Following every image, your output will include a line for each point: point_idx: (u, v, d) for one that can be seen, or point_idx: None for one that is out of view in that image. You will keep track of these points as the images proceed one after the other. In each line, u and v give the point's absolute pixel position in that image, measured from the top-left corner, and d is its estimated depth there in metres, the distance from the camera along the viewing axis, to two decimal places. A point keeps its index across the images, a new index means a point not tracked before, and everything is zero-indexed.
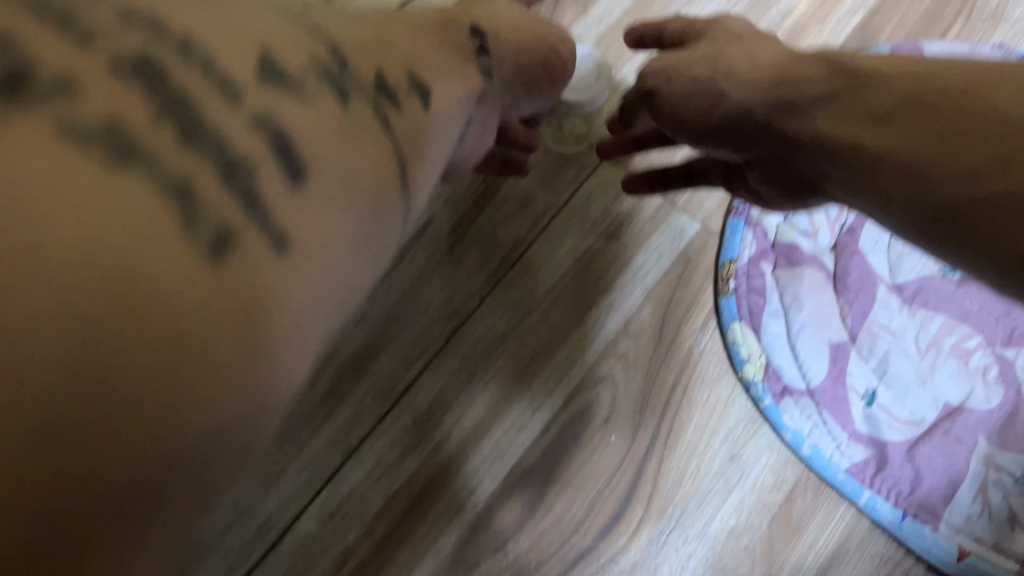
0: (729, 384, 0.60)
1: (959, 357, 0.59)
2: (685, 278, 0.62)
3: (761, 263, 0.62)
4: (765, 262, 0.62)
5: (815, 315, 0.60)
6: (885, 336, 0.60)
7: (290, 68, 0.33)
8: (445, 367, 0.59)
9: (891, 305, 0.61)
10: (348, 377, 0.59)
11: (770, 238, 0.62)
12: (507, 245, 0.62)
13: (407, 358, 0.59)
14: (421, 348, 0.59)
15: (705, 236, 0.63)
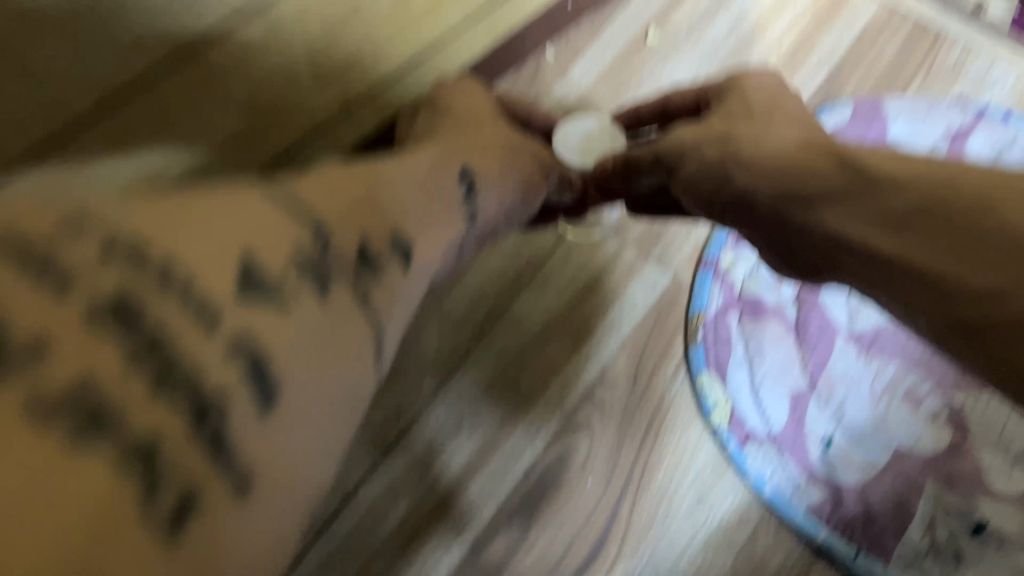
0: (698, 430, 0.64)
1: (911, 403, 0.64)
2: (658, 328, 0.67)
3: (728, 315, 0.66)
4: (731, 314, 0.67)
5: (776, 363, 0.65)
6: (840, 382, 0.65)
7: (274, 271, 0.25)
8: (436, 414, 0.65)
9: (846, 352, 0.66)
10: None
11: (737, 291, 0.67)
12: (494, 299, 0.68)
13: (402, 405, 0.65)
14: (415, 395, 0.65)
15: (676, 288, 0.68)
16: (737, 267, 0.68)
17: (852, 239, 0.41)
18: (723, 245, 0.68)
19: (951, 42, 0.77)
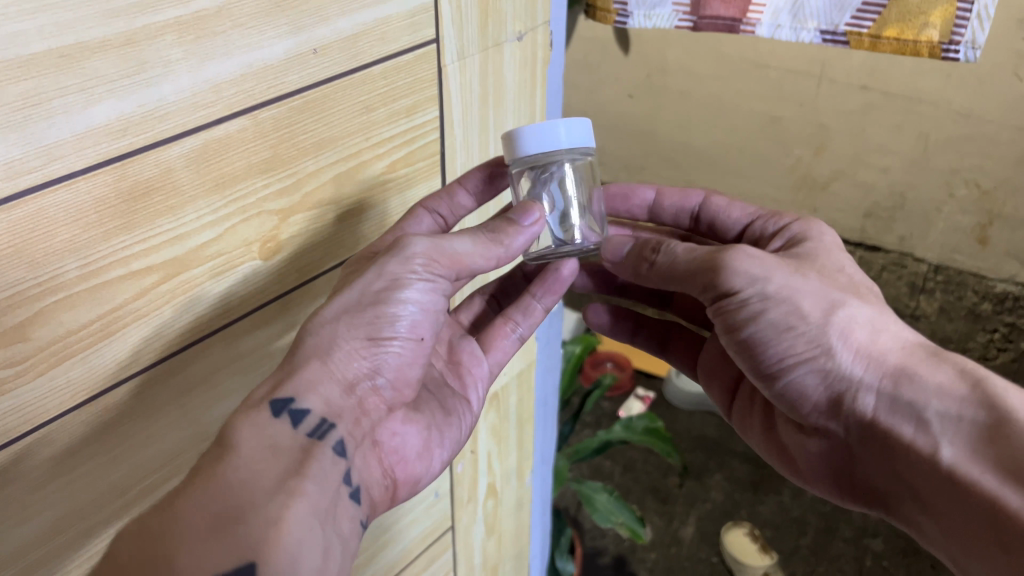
0: (826, 482, 0.67)
1: (914, 531, 0.58)
2: (749, 351, 0.63)
3: (794, 383, 0.62)
4: (784, 381, 0.63)
5: (851, 468, 0.63)
6: (900, 517, 0.59)
7: (35, 499, 0.45)
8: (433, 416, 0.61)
9: (903, 515, 0.59)
10: (404, 467, 0.58)
11: (785, 360, 0.61)
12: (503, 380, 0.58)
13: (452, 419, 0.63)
14: (461, 425, 0.64)
15: (725, 324, 0.62)
16: (808, 367, 0.60)
17: (917, 527, 0.57)
18: (764, 328, 0.60)
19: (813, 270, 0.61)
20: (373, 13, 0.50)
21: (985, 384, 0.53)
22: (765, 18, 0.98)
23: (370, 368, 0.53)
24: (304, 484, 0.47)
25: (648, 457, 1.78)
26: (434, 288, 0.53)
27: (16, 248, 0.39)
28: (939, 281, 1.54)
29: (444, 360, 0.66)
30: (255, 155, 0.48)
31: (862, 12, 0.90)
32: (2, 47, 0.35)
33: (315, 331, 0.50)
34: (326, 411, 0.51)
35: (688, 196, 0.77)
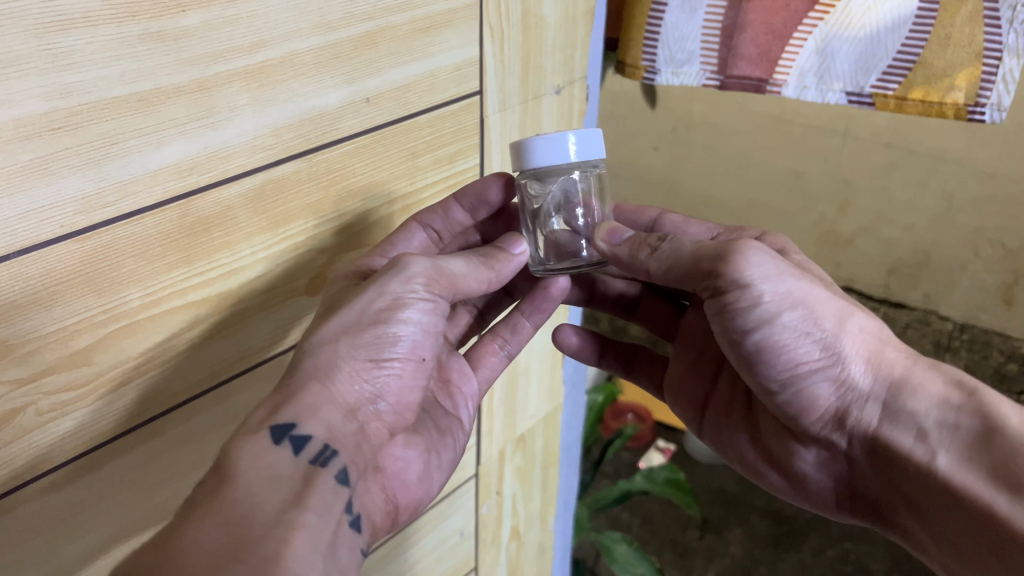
0: (810, 494, 0.65)
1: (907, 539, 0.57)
2: (747, 359, 0.58)
3: (792, 394, 0.58)
4: (782, 392, 0.58)
5: (841, 479, 0.61)
6: (892, 525, 0.58)
7: (82, 516, 0.47)
8: (430, 444, 0.60)
9: (896, 523, 0.58)
10: (403, 495, 0.57)
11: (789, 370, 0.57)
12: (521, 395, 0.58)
13: (447, 443, 0.62)
14: (455, 447, 0.63)
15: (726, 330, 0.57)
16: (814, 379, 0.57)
17: (913, 537, 0.56)
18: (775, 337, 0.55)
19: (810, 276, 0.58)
20: (423, 66, 0.53)
21: (980, 394, 0.53)
22: (792, 78, 0.85)
23: (370, 390, 0.51)
24: (305, 516, 0.43)
25: (666, 509, 1.77)
26: (434, 309, 0.53)
27: (87, 277, 0.41)
28: (965, 339, 1.52)
29: (436, 379, 0.64)
30: (307, 196, 0.50)
31: (889, 71, 0.78)
32: (87, 90, 0.38)
33: (313, 356, 0.49)
34: (328, 436, 0.48)
35: (643, 209, 0.72)
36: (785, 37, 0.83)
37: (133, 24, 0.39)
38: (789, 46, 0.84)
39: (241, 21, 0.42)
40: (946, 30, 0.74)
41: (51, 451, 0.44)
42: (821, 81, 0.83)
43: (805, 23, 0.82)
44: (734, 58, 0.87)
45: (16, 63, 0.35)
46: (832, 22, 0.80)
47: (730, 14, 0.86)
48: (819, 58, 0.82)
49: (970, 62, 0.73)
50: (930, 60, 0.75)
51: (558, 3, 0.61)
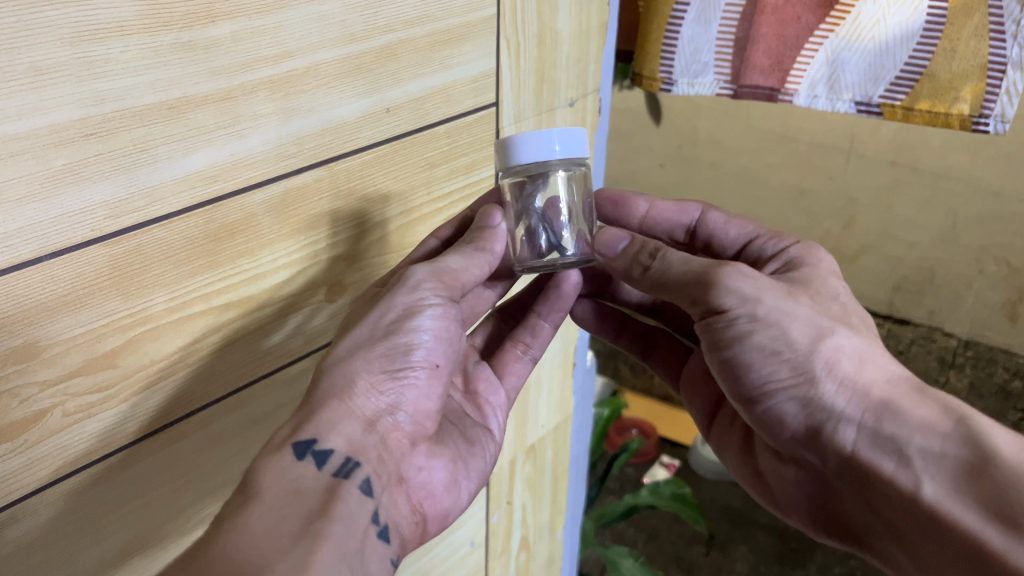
0: (813, 513, 0.64)
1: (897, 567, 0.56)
2: (731, 372, 0.60)
3: (776, 409, 0.59)
4: (767, 407, 0.59)
5: (839, 499, 0.61)
6: (885, 552, 0.57)
7: (103, 518, 0.48)
8: (457, 453, 0.60)
9: (888, 551, 0.56)
10: (432, 507, 0.57)
11: (769, 385, 0.58)
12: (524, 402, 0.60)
13: (475, 451, 0.62)
14: (484, 457, 0.63)
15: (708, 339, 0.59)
16: (795, 397, 0.57)
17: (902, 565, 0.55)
18: (751, 351, 0.57)
19: (801, 294, 0.57)
20: (441, 78, 0.55)
21: (969, 421, 0.51)
22: (803, 87, 0.85)
23: (387, 403, 0.51)
24: (331, 526, 0.44)
25: (672, 523, 1.76)
26: (443, 312, 0.53)
27: (114, 280, 0.42)
28: (969, 356, 1.50)
29: (461, 392, 0.65)
30: (327, 204, 0.51)
31: (897, 82, 0.79)
32: (119, 98, 0.39)
33: (331, 371, 0.49)
34: (350, 449, 0.49)
35: (685, 208, 0.70)
36: (797, 48, 0.84)
37: (165, 33, 0.40)
38: (801, 56, 0.84)
39: (268, 31, 0.44)
40: (952, 44, 0.75)
41: (77, 452, 0.44)
42: (830, 91, 0.84)
43: (817, 34, 0.83)
44: (746, 68, 0.87)
45: (53, 70, 0.36)
46: (842, 34, 0.81)
47: (742, 25, 0.87)
48: (829, 69, 0.83)
49: (975, 74, 0.74)
50: (936, 73, 0.76)
51: (572, 17, 0.62)
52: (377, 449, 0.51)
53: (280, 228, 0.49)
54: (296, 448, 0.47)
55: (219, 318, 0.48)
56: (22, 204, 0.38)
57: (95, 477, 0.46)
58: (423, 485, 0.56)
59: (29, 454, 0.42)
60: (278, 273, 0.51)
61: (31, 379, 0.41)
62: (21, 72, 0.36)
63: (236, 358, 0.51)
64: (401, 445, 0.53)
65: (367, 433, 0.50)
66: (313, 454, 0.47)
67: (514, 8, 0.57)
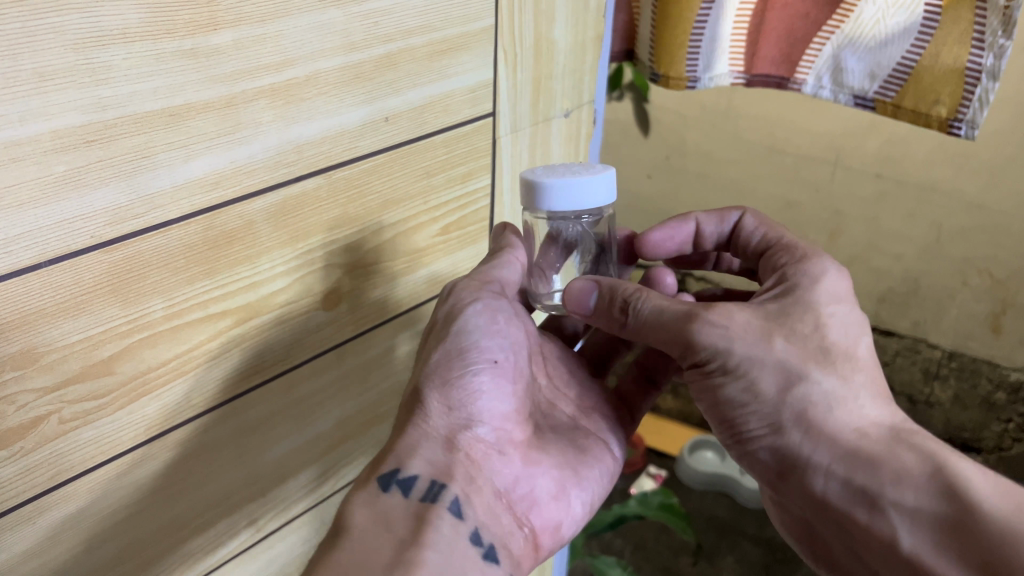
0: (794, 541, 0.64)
1: None
2: (711, 413, 0.60)
3: (751, 452, 0.59)
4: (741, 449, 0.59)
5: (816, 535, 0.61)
6: None
7: (98, 527, 0.47)
8: (558, 463, 0.59)
9: None
10: (545, 518, 0.56)
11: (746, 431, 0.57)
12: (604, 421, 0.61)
13: (586, 460, 0.61)
14: (601, 467, 0.62)
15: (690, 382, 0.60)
16: (765, 443, 0.57)
17: None
18: (731, 397, 0.56)
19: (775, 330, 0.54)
20: (439, 88, 0.55)
21: (943, 470, 0.50)
22: (811, 77, 0.86)
23: (464, 415, 0.52)
24: (423, 553, 0.45)
25: (660, 533, 1.74)
26: (493, 308, 0.54)
27: (113, 287, 0.42)
28: (952, 367, 1.52)
29: (576, 407, 0.66)
30: (326, 213, 0.52)
31: (889, 79, 0.80)
32: (122, 104, 0.39)
33: (404, 407, 0.52)
34: (434, 472, 0.50)
35: (724, 215, 0.69)
36: (805, 42, 0.85)
37: (168, 41, 0.40)
38: (809, 49, 0.85)
39: (269, 39, 0.44)
40: (936, 50, 0.75)
41: (75, 459, 0.44)
42: (835, 82, 0.85)
43: (824, 29, 0.83)
44: (756, 59, 0.88)
45: (55, 77, 0.36)
46: (846, 30, 0.81)
47: (756, 21, 0.86)
48: (834, 62, 0.84)
49: (952, 81, 0.75)
50: (922, 75, 0.77)
51: (569, 29, 0.63)
52: (465, 466, 0.51)
53: (278, 235, 0.49)
54: (380, 483, 0.48)
55: (215, 326, 0.48)
56: (21, 209, 0.37)
57: (91, 486, 0.46)
58: (528, 498, 0.55)
59: (23, 462, 0.42)
60: (275, 281, 0.51)
61: (27, 386, 0.41)
62: (23, 78, 0.35)
63: (233, 364, 0.50)
64: (494, 459, 0.53)
65: (449, 452, 0.51)
66: (400, 481, 0.49)
67: (512, 20, 0.58)
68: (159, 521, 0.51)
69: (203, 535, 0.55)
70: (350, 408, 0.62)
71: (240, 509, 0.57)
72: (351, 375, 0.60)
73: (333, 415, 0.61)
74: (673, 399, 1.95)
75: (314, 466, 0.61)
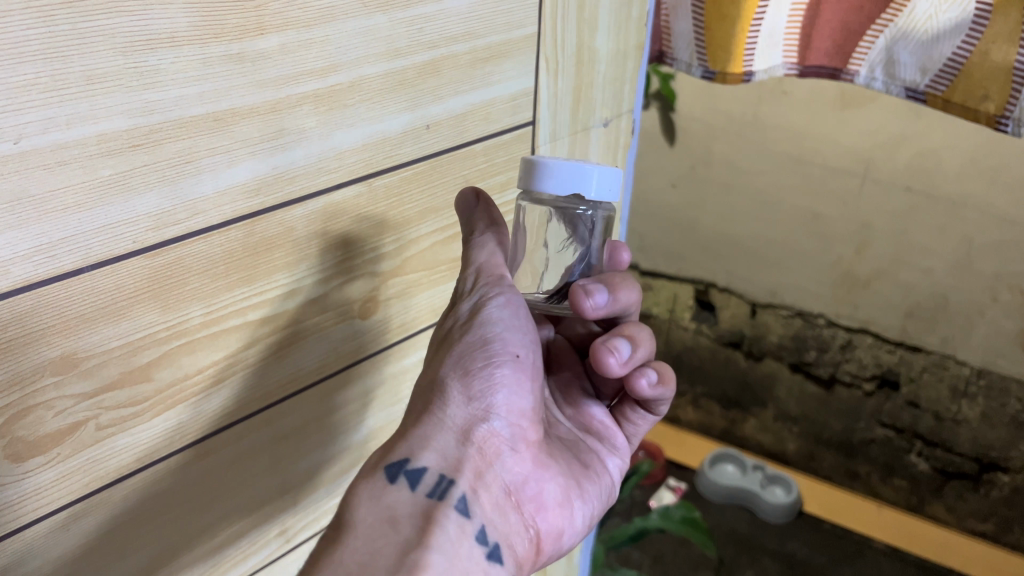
0: None
1: None
2: None
3: None
4: None
5: None
6: None
7: (132, 535, 0.47)
8: (565, 468, 0.57)
9: None
10: (549, 524, 0.53)
11: None
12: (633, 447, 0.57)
13: (588, 470, 0.59)
14: (602, 479, 0.60)
15: None
16: None
17: None
18: None
19: None
20: (481, 96, 0.54)
21: None
22: (863, 69, 0.77)
23: (482, 406, 0.50)
24: (428, 556, 0.43)
25: (680, 543, 1.59)
26: (520, 305, 0.53)
27: (153, 293, 0.42)
28: (981, 386, 1.41)
29: (576, 424, 0.63)
30: (366, 221, 0.51)
31: (940, 74, 0.71)
32: (168, 109, 0.39)
33: (421, 395, 0.51)
34: (444, 467, 0.48)
35: None
36: (858, 35, 0.76)
37: (215, 45, 0.39)
38: (862, 42, 0.76)
39: (315, 45, 0.43)
40: (987, 47, 0.67)
41: (112, 465, 0.44)
42: (887, 75, 0.76)
43: (879, 22, 0.74)
44: (810, 49, 0.81)
45: (104, 80, 0.36)
46: (900, 24, 0.72)
47: (808, 13, 0.78)
48: (886, 55, 0.75)
49: (1001, 78, 0.68)
50: (972, 71, 0.69)
51: (611, 37, 0.62)
52: (474, 460, 0.49)
53: (317, 242, 0.49)
54: (387, 468, 0.47)
55: (253, 332, 0.48)
56: (67, 213, 0.37)
57: (125, 493, 0.45)
58: (534, 503, 0.53)
59: (60, 468, 0.42)
60: (315, 289, 0.50)
61: (66, 392, 0.40)
62: (72, 81, 0.35)
63: (269, 372, 0.50)
64: (505, 459, 0.51)
65: (460, 445, 0.49)
66: (407, 469, 0.47)
67: (555, 27, 0.57)
68: (191, 530, 0.50)
69: (235, 544, 0.54)
70: (384, 418, 0.61)
71: (272, 518, 0.56)
72: (385, 385, 0.60)
73: (367, 423, 0.60)
74: (692, 411, 1.83)
75: (348, 475, 0.61)
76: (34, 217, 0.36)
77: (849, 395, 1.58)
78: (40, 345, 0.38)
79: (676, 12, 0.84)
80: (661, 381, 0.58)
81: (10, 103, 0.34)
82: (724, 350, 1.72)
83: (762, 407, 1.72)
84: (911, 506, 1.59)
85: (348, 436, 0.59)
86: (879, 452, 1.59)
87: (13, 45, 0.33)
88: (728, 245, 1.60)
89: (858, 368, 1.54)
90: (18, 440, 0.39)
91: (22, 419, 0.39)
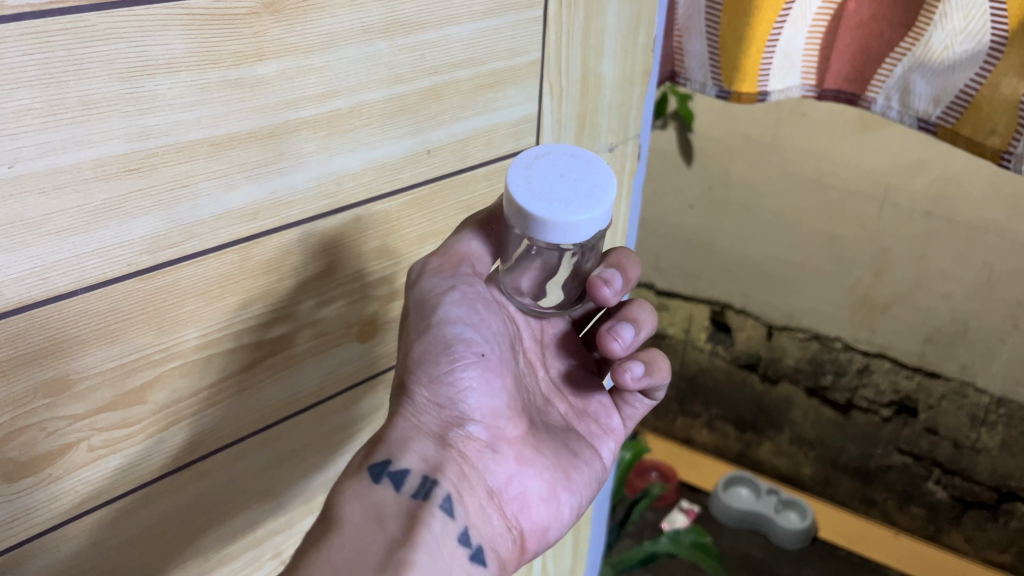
0: None
1: None
2: None
3: None
4: None
5: None
6: None
7: (122, 555, 0.47)
8: (552, 460, 0.55)
9: None
10: (530, 519, 0.53)
11: None
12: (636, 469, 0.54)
13: (577, 459, 0.57)
14: (592, 466, 0.59)
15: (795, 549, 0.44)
16: None
17: None
18: None
19: None
20: (484, 121, 0.54)
21: None
22: (881, 95, 0.76)
23: (454, 412, 0.49)
24: (416, 555, 0.43)
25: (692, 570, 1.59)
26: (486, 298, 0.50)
27: (148, 316, 0.42)
28: (1001, 414, 1.39)
29: (572, 407, 0.60)
30: (366, 245, 0.51)
31: (950, 106, 0.70)
32: (165, 134, 0.39)
33: (397, 391, 0.50)
34: (427, 468, 0.48)
35: None
36: (878, 61, 0.75)
37: (213, 71, 0.39)
38: (881, 69, 0.75)
39: (315, 71, 0.43)
40: (998, 79, 0.66)
41: (102, 487, 0.44)
42: (902, 104, 0.75)
43: (897, 50, 0.73)
44: (828, 74, 0.80)
45: (100, 105, 0.36)
46: (918, 53, 0.71)
47: (827, 35, 0.78)
48: (903, 84, 0.73)
49: (1008, 113, 0.67)
50: (981, 104, 0.68)
51: (617, 64, 0.62)
52: (455, 457, 0.49)
53: (314, 266, 0.49)
54: (372, 469, 0.46)
55: (250, 355, 0.48)
56: (62, 236, 0.37)
57: (116, 513, 0.45)
58: (518, 499, 0.52)
59: (51, 489, 0.42)
60: (312, 314, 0.50)
61: (59, 414, 0.40)
62: (68, 106, 0.35)
63: (266, 395, 0.50)
64: (483, 458, 0.51)
65: (440, 447, 0.49)
66: (389, 470, 0.47)
67: (560, 54, 0.57)
68: (182, 551, 0.50)
69: (228, 564, 0.54)
70: None
71: (267, 538, 0.56)
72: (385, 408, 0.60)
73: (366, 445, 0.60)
74: (707, 433, 1.81)
75: None
76: (28, 240, 0.36)
77: (865, 421, 1.56)
78: (28, 367, 0.38)
79: (689, 34, 0.84)
80: (647, 373, 0.55)
81: (6, 127, 0.34)
82: (740, 372, 1.70)
83: (777, 430, 1.70)
84: (928, 535, 1.57)
85: (345, 458, 0.59)
86: (895, 479, 1.57)
87: (7, 70, 0.33)
88: (744, 267, 1.59)
89: (875, 393, 1.52)
90: (9, 460, 0.39)
91: (14, 440, 0.39)
